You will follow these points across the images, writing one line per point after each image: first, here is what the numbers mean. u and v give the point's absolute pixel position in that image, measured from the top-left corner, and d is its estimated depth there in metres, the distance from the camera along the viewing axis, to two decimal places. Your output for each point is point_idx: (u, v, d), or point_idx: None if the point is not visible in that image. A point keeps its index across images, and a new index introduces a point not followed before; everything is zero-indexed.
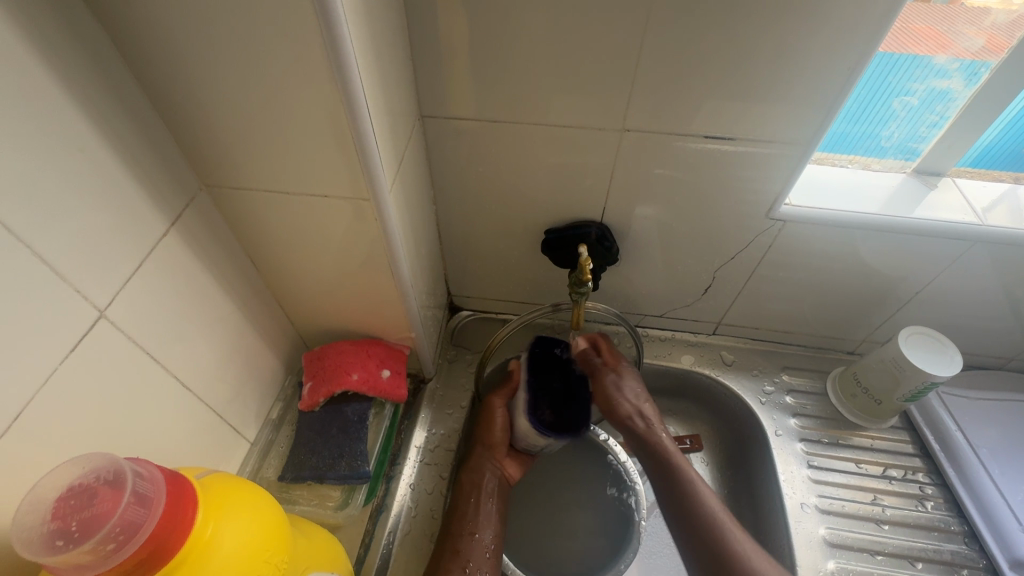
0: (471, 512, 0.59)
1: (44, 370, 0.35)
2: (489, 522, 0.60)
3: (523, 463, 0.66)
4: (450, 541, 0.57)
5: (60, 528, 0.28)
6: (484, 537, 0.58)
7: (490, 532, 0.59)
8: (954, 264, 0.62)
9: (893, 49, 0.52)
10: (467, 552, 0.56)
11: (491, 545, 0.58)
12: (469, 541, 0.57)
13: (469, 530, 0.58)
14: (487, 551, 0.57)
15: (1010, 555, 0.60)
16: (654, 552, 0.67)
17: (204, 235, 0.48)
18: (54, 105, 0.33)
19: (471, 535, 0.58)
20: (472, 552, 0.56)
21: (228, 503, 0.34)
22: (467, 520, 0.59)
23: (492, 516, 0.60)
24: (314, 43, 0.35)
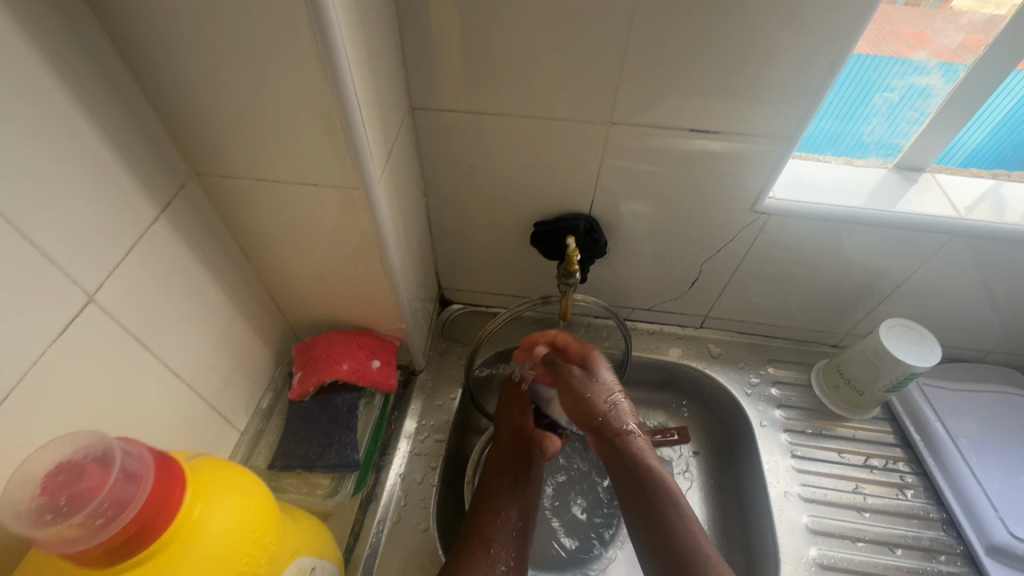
0: (501, 493, 0.59)
1: (32, 354, 0.35)
2: (521, 497, 0.60)
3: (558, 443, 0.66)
4: (478, 522, 0.57)
5: (48, 502, 0.28)
6: (510, 517, 0.58)
7: (517, 512, 0.59)
8: (934, 257, 0.63)
9: (871, 49, 0.54)
10: (494, 532, 0.56)
11: (517, 524, 0.58)
12: (495, 521, 0.57)
13: (496, 511, 0.58)
14: (513, 529, 0.57)
15: (988, 540, 0.61)
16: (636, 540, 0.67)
17: (193, 223, 0.48)
18: (44, 89, 0.34)
19: (497, 514, 0.58)
20: (499, 531, 0.56)
21: (217, 484, 0.35)
22: (495, 501, 0.59)
23: (520, 497, 0.60)
24: (303, 30, 0.36)
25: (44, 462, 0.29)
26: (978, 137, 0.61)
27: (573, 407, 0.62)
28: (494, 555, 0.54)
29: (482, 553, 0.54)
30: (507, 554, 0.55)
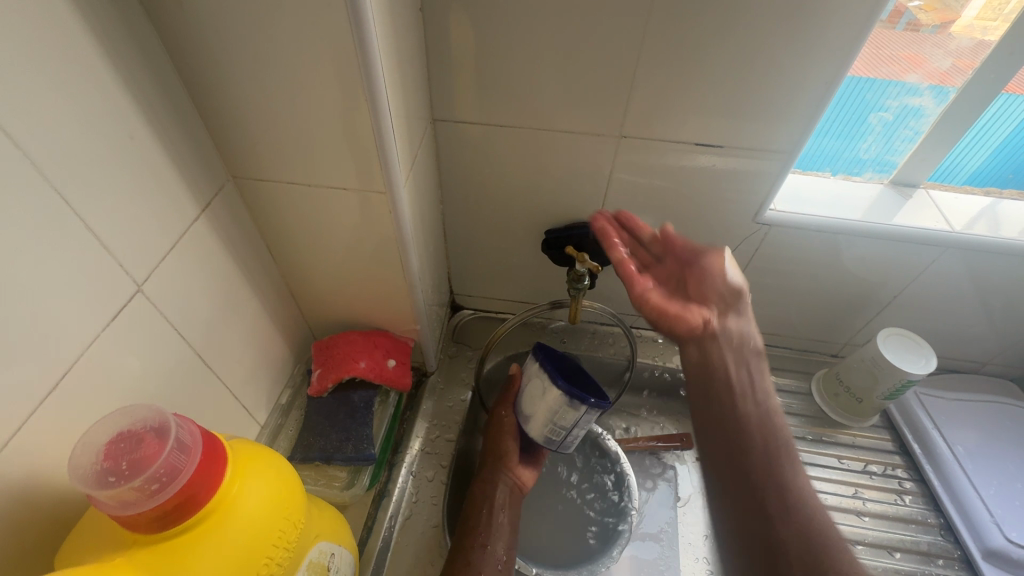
0: (482, 524, 0.59)
1: (89, 335, 0.38)
2: (501, 528, 0.60)
3: (537, 469, 0.66)
4: (463, 554, 0.56)
5: (111, 467, 0.30)
6: (496, 550, 0.58)
7: (501, 545, 0.58)
8: (929, 269, 0.66)
9: (866, 71, 0.57)
10: (481, 564, 0.56)
11: (502, 558, 0.57)
12: (482, 554, 0.57)
13: (480, 542, 0.58)
14: (498, 563, 0.57)
15: (984, 545, 0.62)
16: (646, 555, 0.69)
17: (228, 222, 0.51)
18: (109, 92, 0.37)
19: (482, 547, 0.57)
20: (483, 564, 0.56)
21: (251, 463, 0.37)
22: (478, 533, 0.58)
23: (502, 529, 0.60)
24: (345, 42, 0.39)
25: (113, 425, 0.32)
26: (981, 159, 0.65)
27: (556, 435, 0.60)
28: None
29: None
30: None
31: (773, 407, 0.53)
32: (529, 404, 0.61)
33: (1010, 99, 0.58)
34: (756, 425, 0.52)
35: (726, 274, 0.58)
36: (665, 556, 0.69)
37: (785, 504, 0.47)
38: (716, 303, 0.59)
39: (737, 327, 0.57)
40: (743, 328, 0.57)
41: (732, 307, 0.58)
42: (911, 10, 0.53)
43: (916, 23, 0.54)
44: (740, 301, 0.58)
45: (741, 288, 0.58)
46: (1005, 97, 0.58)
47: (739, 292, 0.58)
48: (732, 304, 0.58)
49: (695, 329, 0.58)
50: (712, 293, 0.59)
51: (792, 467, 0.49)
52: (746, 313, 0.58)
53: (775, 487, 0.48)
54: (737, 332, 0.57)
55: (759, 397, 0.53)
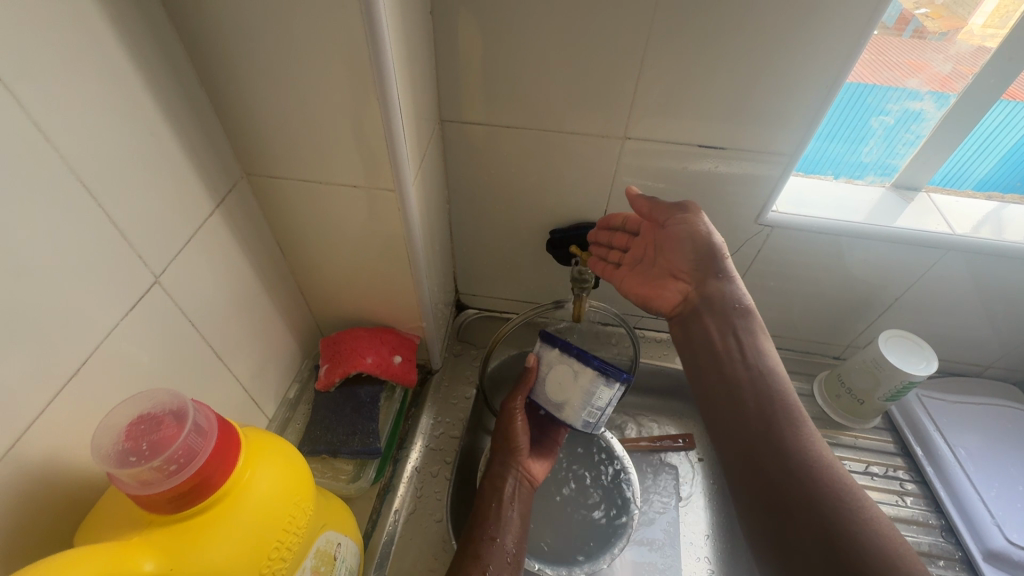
0: (491, 519, 0.60)
1: (108, 325, 0.39)
2: (511, 521, 0.60)
3: (548, 464, 0.67)
4: (473, 546, 0.57)
5: (132, 447, 0.32)
6: (505, 544, 0.58)
7: (510, 539, 0.59)
8: (929, 272, 0.67)
9: (862, 80, 0.59)
10: (489, 557, 0.56)
11: (511, 551, 0.58)
12: (491, 547, 0.57)
13: (489, 535, 0.58)
14: (508, 557, 0.57)
15: (985, 545, 0.63)
16: (649, 558, 0.70)
17: (241, 217, 0.52)
18: (131, 89, 0.38)
19: (491, 540, 0.58)
20: (492, 557, 0.56)
21: (263, 451, 0.38)
22: (488, 527, 0.59)
23: (512, 524, 0.60)
24: (358, 43, 0.40)
25: (137, 408, 0.33)
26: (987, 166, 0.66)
27: (594, 417, 0.61)
28: None
29: None
30: None
31: (767, 366, 0.55)
32: (557, 391, 0.61)
33: (1009, 106, 0.59)
34: (749, 389, 0.54)
35: (695, 238, 0.58)
36: (666, 561, 0.69)
37: (782, 472, 0.49)
38: (692, 274, 0.60)
39: (718, 290, 0.58)
40: (725, 290, 0.58)
41: (710, 269, 0.58)
42: (917, 18, 0.55)
43: (921, 31, 0.56)
44: (719, 262, 0.58)
45: (718, 251, 0.57)
46: (1004, 105, 0.59)
47: (715, 253, 0.57)
48: (709, 267, 0.58)
49: (682, 302, 0.61)
50: (687, 261, 0.59)
51: (792, 431, 0.50)
52: (726, 273, 0.58)
53: (770, 454, 0.50)
54: (718, 296, 0.58)
55: (749, 359, 0.55)
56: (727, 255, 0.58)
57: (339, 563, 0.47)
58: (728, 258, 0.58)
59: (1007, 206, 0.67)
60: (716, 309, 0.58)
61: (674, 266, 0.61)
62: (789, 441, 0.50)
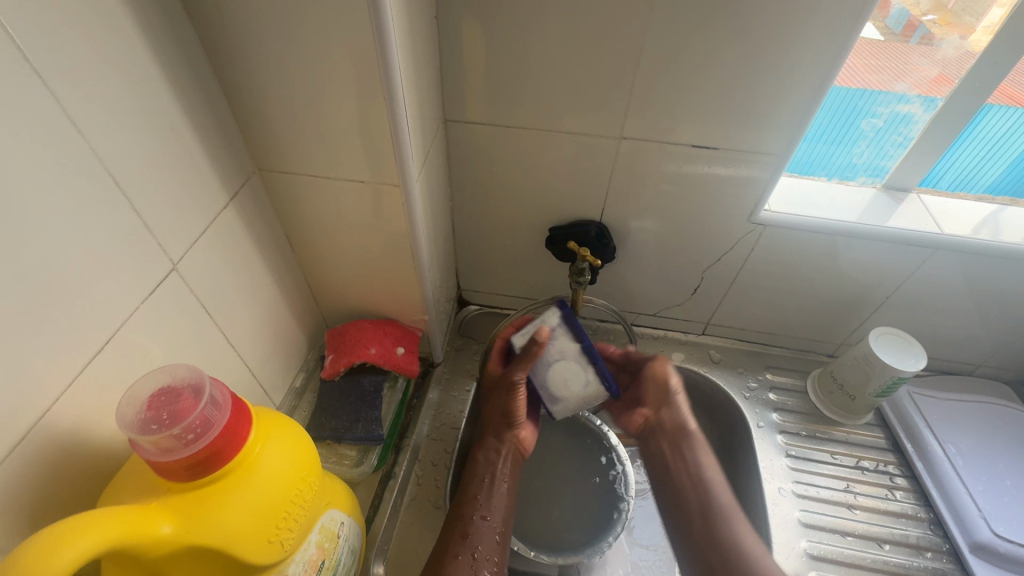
0: (482, 496, 0.62)
1: (128, 307, 0.41)
2: (500, 496, 0.63)
3: (532, 434, 0.70)
4: (462, 525, 0.59)
5: (152, 416, 0.34)
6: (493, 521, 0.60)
7: (499, 517, 0.61)
8: (919, 270, 0.69)
9: (848, 83, 0.61)
10: (478, 537, 0.58)
11: (499, 530, 0.60)
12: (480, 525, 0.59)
13: (479, 513, 0.60)
14: (497, 535, 0.59)
15: (971, 538, 0.64)
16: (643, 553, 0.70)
17: (253, 211, 0.55)
18: (154, 86, 0.41)
19: (481, 518, 0.60)
20: (484, 536, 0.58)
21: (272, 429, 0.40)
22: (479, 504, 0.61)
23: (500, 501, 0.62)
24: (367, 44, 0.43)
25: (156, 381, 0.36)
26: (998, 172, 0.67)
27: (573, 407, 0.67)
28: (480, 561, 0.56)
29: (471, 558, 0.56)
30: (493, 560, 0.57)
31: (705, 474, 0.64)
32: (557, 381, 0.65)
33: (1010, 111, 0.61)
34: (694, 491, 0.63)
35: (660, 379, 0.70)
36: (660, 557, 0.70)
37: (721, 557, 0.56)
38: (652, 401, 0.71)
39: (667, 417, 0.69)
40: (672, 418, 0.69)
41: (664, 400, 0.70)
42: (925, 24, 0.57)
43: (928, 38, 0.58)
44: (672, 398, 0.69)
45: (674, 392, 0.69)
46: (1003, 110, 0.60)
47: (671, 394, 0.69)
48: (664, 400, 0.70)
49: (639, 424, 0.72)
50: (650, 394, 0.71)
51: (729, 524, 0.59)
52: (677, 404, 0.69)
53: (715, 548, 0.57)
54: (668, 422, 0.69)
55: (694, 471, 0.65)
56: (682, 395, 0.69)
57: (342, 542, 0.49)
58: (682, 396, 0.70)
59: (1005, 209, 0.68)
60: (662, 434, 0.69)
61: (643, 396, 0.72)
62: (727, 538, 0.58)
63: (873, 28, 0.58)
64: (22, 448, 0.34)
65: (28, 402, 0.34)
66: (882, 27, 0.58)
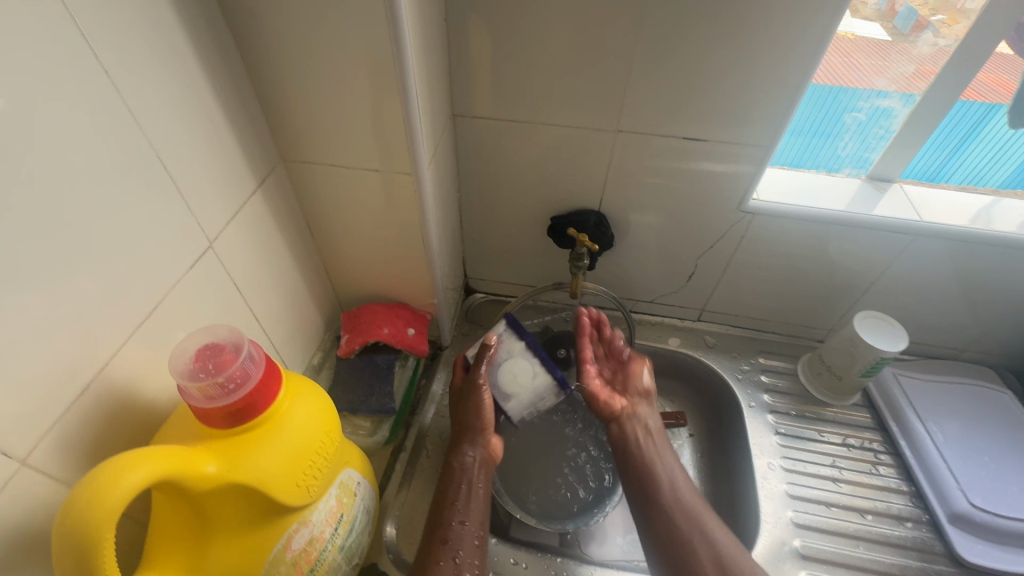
0: (460, 502, 0.62)
1: (172, 279, 0.46)
2: (475, 501, 0.63)
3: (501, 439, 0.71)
4: (440, 532, 0.59)
5: (200, 367, 0.39)
6: (471, 527, 0.60)
7: (477, 521, 0.61)
8: (901, 256, 0.72)
9: (824, 80, 0.65)
10: (456, 542, 0.58)
11: (478, 533, 0.60)
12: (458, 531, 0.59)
13: (456, 520, 0.60)
14: (475, 538, 0.59)
15: (950, 509, 0.67)
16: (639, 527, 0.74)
17: (277, 197, 0.60)
18: (195, 81, 0.46)
19: (459, 523, 0.60)
20: (461, 539, 0.58)
21: (299, 389, 0.45)
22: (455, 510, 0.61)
23: (478, 506, 0.63)
24: (384, 43, 0.47)
25: (200, 340, 0.41)
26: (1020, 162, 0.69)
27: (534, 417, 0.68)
28: (461, 563, 0.56)
29: (451, 559, 0.56)
30: (474, 561, 0.57)
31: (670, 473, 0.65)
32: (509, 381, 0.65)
33: (982, 106, 0.65)
34: (659, 483, 0.65)
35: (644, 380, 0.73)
36: None
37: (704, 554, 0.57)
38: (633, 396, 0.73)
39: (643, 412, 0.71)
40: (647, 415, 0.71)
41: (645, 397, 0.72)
42: (933, 24, 0.60)
43: (937, 36, 0.60)
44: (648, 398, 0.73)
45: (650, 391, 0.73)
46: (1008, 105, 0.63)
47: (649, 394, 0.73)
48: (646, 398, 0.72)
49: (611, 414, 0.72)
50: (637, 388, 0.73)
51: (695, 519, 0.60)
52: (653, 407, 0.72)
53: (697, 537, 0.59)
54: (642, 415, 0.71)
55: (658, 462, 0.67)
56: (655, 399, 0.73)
57: (359, 500, 0.54)
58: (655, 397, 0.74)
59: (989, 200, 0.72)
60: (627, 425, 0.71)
61: (628, 387, 0.74)
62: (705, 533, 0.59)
63: (881, 28, 0.63)
64: (85, 395, 0.39)
65: (89, 356, 0.39)
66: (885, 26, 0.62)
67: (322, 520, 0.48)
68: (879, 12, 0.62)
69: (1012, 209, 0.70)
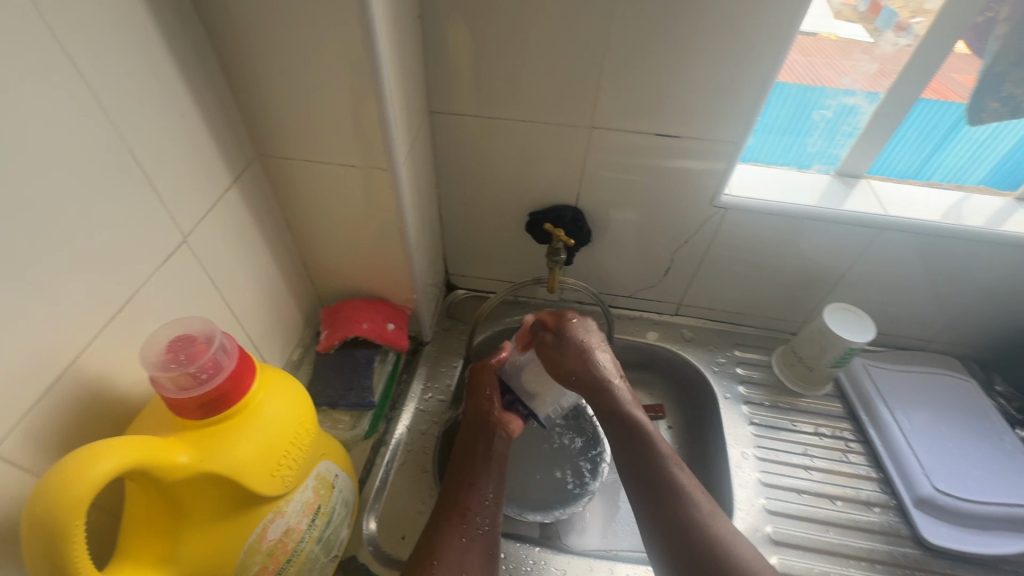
0: (475, 466, 0.62)
1: (146, 272, 0.46)
2: (493, 470, 0.62)
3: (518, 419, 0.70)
4: (454, 493, 0.60)
5: (170, 357, 0.39)
6: (484, 489, 0.60)
7: (493, 484, 0.61)
8: (868, 250, 0.74)
9: (790, 79, 0.67)
10: (469, 505, 0.59)
11: (492, 495, 0.60)
12: (469, 494, 0.60)
13: (471, 481, 0.61)
14: (489, 499, 0.60)
15: (916, 493, 0.70)
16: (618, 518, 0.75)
17: (253, 193, 0.60)
18: (168, 76, 0.46)
19: (473, 486, 0.60)
20: (476, 501, 0.59)
21: (274, 381, 0.45)
22: (469, 474, 0.61)
23: (495, 471, 0.62)
24: (357, 39, 0.48)
25: (173, 332, 0.41)
26: (994, 161, 0.72)
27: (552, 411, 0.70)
28: (473, 525, 0.57)
29: (461, 521, 0.57)
30: (488, 523, 0.58)
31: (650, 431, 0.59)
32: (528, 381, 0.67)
33: (940, 105, 0.67)
34: (647, 451, 0.57)
35: (582, 360, 0.62)
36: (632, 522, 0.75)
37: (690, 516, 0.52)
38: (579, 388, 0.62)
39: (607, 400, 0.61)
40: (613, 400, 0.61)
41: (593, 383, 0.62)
42: (913, 26, 0.61)
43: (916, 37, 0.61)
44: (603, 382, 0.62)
45: (603, 374, 0.62)
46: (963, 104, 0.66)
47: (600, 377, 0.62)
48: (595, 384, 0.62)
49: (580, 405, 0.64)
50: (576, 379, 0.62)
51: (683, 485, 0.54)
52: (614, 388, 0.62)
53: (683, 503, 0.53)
54: (604, 404, 0.61)
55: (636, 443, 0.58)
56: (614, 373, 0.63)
57: (337, 493, 0.54)
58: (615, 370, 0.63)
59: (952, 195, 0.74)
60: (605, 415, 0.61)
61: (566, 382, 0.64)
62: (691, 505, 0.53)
63: (863, 29, 0.64)
64: (57, 387, 0.39)
65: (61, 348, 0.39)
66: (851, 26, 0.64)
67: (298, 511, 0.48)
68: (859, 13, 0.63)
69: (974, 204, 0.73)
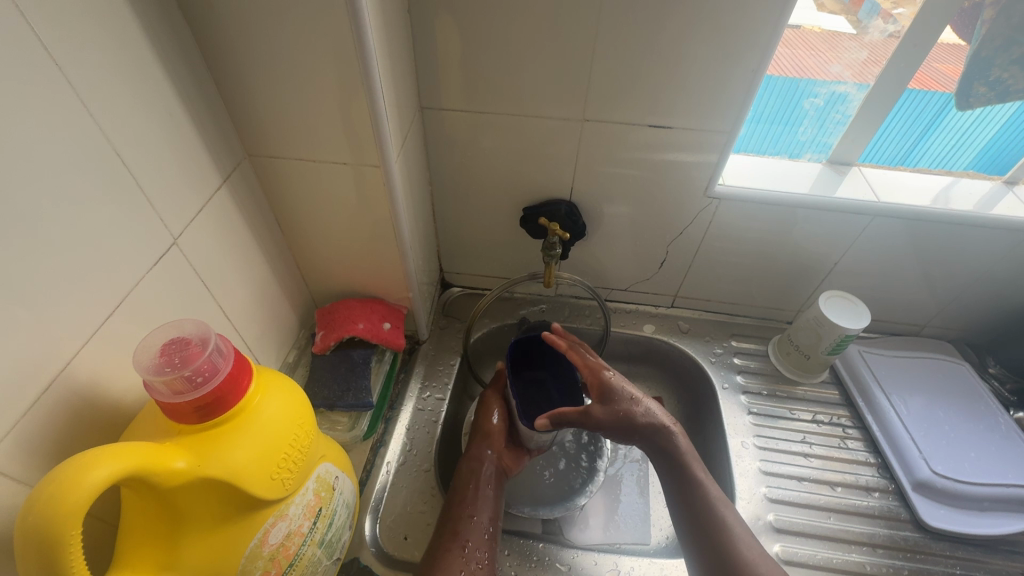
0: (468, 498, 0.62)
1: (136, 275, 0.45)
2: (488, 498, 0.62)
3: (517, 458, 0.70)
4: (451, 524, 0.59)
5: (165, 360, 0.39)
6: (482, 519, 0.60)
7: (487, 515, 0.61)
8: (861, 236, 0.75)
9: (778, 72, 0.67)
10: (466, 533, 0.58)
11: (487, 526, 0.60)
12: (468, 524, 0.59)
13: (466, 513, 0.60)
14: (485, 530, 0.59)
15: (914, 477, 0.70)
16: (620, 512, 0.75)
17: (243, 193, 0.59)
18: (153, 74, 0.45)
19: (469, 517, 0.60)
20: (471, 533, 0.58)
21: (270, 383, 0.44)
22: (466, 505, 0.61)
23: (488, 501, 0.62)
24: (346, 34, 0.47)
25: (166, 335, 0.41)
26: (980, 146, 0.73)
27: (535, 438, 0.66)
28: (469, 555, 0.56)
29: (459, 552, 0.56)
30: (483, 553, 0.57)
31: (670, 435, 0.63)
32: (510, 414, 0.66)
33: (927, 95, 0.67)
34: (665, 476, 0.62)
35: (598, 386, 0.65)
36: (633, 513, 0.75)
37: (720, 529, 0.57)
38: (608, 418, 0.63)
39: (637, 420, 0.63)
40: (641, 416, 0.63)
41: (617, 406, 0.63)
42: (893, 16, 0.62)
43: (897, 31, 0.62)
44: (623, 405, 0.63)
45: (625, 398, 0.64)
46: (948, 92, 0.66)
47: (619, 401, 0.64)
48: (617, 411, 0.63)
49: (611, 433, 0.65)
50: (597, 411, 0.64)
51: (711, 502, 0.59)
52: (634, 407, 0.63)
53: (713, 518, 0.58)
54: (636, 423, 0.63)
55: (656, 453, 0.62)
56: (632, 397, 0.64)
57: (337, 495, 0.54)
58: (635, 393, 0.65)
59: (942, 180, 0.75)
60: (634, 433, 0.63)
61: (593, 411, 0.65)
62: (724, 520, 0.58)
63: (845, 21, 0.65)
64: (49, 394, 0.38)
65: (50, 355, 0.38)
66: (837, 14, 0.65)
67: (299, 514, 0.47)
68: (842, 5, 0.64)
69: (965, 189, 0.73)
